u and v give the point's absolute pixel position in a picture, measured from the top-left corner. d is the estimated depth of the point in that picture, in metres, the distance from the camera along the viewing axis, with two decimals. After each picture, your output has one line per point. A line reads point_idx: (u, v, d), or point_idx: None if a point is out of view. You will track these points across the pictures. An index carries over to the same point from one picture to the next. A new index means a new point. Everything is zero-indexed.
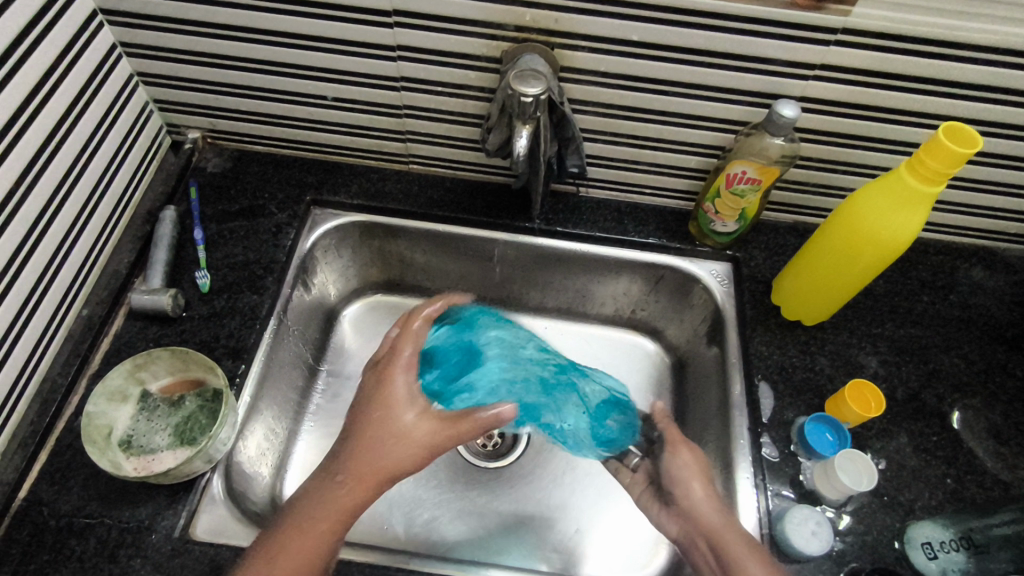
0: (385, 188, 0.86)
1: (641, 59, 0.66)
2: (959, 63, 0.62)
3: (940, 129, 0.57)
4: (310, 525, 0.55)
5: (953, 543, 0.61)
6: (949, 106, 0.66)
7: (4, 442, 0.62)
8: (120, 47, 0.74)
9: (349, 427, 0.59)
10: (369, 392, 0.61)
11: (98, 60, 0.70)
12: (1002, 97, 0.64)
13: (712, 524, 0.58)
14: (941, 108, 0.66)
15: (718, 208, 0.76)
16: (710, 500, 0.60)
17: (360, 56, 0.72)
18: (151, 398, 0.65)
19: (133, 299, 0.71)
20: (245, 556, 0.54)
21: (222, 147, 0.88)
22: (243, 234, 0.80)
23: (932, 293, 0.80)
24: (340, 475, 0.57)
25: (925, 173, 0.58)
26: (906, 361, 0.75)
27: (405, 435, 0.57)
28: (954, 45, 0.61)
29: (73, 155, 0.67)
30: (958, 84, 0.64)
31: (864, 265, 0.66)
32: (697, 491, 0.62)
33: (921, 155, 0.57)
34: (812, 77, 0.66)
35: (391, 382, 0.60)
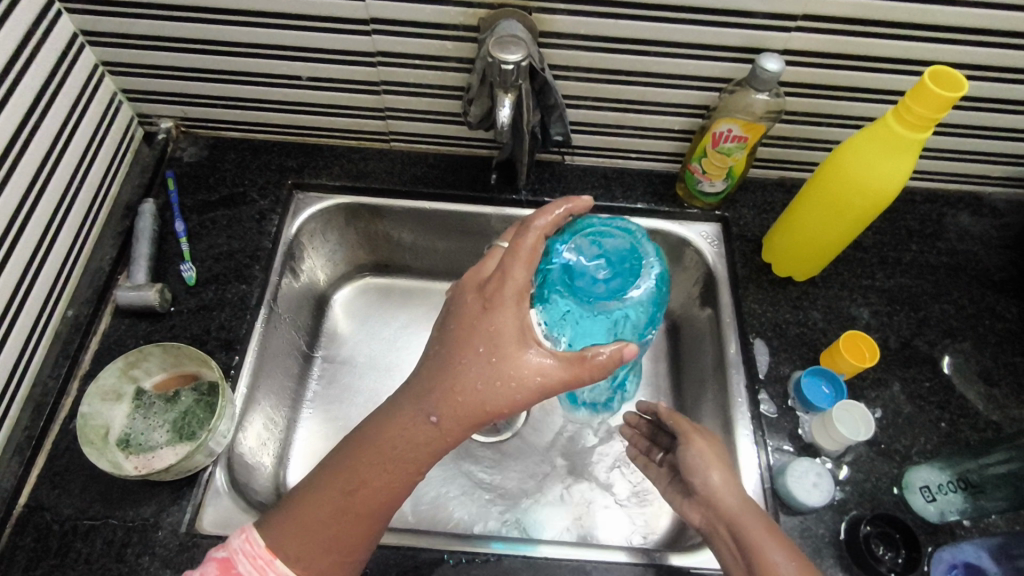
0: (368, 168, 0.85)
1: (622, 20, 0.65)
2: (942, 6, 0.61)
3: (927, 73, 0.56)
4: (396, 460, 0.55)
5: (952, 484, 0.62)
6: (933, 51, 0.65)
7: None
8: (82, 36, 0.71)
9: (443, 359, 0.56)
10: (471, 320, 0.56)
11: (60, 51, 0.67)
12: (985, 39, 0.64)
13: (732, 512, 0.55)
14: (925, 54, 0.66)
15: (705, 169, 0.75)
16: (728, 485, 0.57)
17: (333, 32, 0.70)
18: (146, 395, 0.65)
19: (119, 297, 0.70)
20: (317, 481, 0.55)
21: (197, 135, 0.85)
22: (226, 224, 0.79)
23: (920, 241, 0.81)
24: (434, 416, 0.55)
25: (912, 119, 0.57)
26: (897, 310, 0.76)
27: (528, 376, 0.54)
28: None
29: (43, 152, 0.65)
30: (941, 28, 0.63)
31: (852, 217, 0.66)
32: (715, 478, 0.58)
33: (908, 102, 0.57)
34: (795, 30, 0.65)
35: (500, 316, 0.55)
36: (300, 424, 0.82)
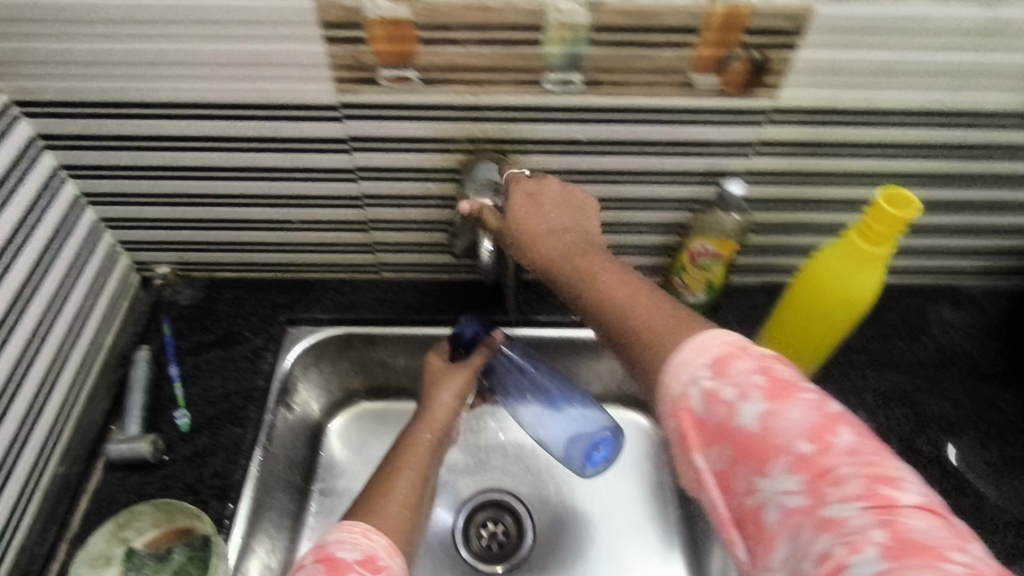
0: (360, 298, 0.84)
1: (594, 156, 0.66)
2: (887, 126, 0.64)
3: (879, 193, 0.58)
4: None
5: None
6: (887, 164, 0.68)
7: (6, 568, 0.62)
8: (64, 170, 0.70)
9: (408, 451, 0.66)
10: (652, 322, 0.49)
11: (37, 193, 0.66)
12: (927, 152, 0.67)
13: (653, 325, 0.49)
14: (886, 166, 0.68)
15: (686, 282, 0.76)
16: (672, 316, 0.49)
17: (323, 182, 0.71)
18: (137, 556, 0.62)
19: (110, 451, 0.69)
20: None
21: (193, 277, 0.85)
22: (220, 364, 0.78)
23: (906, 338, 0.82)
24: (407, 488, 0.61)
25: (874, 235, 0.59)
26: (895, 408, 0.76)
27: (448, 397, 0.72)
28: (876, 113, 0.63)
29: (15, 292, 0.63)
30: (890, 144, 0.66)
31: (838, 319, 0.66)
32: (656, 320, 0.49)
33: (873, 213, 0.58)
34: (754, 155, 0.66)
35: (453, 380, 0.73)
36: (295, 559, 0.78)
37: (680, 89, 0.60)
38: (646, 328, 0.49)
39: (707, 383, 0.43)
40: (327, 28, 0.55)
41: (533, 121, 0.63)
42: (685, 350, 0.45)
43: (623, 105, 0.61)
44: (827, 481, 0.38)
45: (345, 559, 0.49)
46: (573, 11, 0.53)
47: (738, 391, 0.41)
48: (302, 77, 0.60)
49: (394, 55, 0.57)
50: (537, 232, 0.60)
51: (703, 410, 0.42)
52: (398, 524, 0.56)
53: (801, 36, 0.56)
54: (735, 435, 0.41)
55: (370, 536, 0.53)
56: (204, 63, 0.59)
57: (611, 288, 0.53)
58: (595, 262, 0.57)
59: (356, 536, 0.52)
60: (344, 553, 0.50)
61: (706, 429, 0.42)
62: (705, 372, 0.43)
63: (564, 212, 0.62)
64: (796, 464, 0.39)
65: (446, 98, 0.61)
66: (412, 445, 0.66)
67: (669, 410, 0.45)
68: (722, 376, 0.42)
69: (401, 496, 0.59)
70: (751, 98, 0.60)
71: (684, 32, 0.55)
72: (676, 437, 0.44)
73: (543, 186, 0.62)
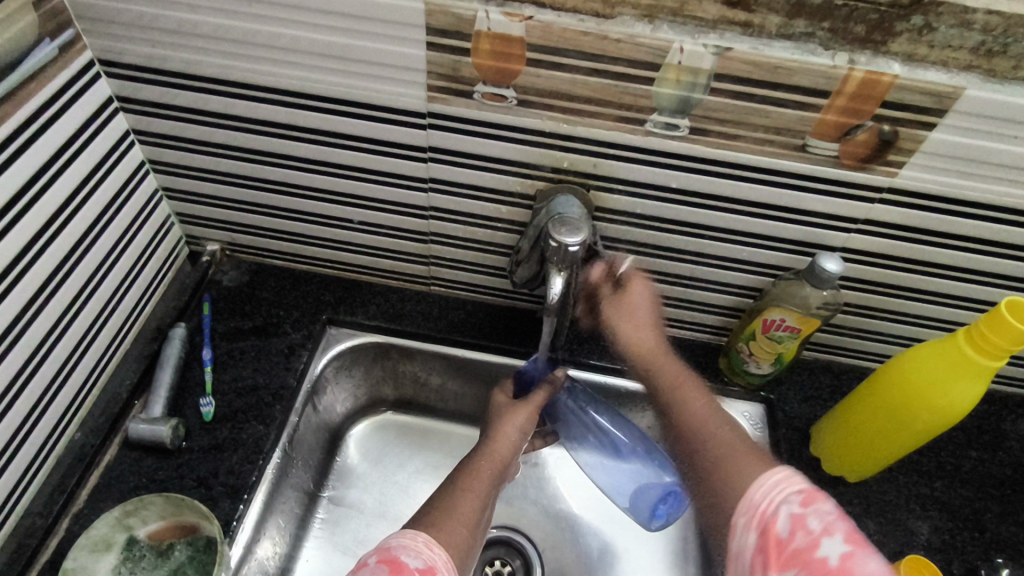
0: (405, 308, 0.81)
1: (683, 206, 0.62)
2: (1011, 226, 0.57)
3: (1001, 304, 0.54)
4: None
5: None
6: (1001, 266, 0.61)
7: (4, 535, 0.59)
8: (134, 134, 0.68)
9: (470, 479, 0.60)
10: (701, 420, 0.57)
11: (105, 153, 0.64)
12: None
13: (723, 440, 0.54)
14: (1001, 268, 0.61)
15: (753, 350, 0.70)
16: (723, 421, 0.57)
17: (391, 186, 0.68)
18: (138, 547, 0.60)
19: (130, 429, 0.66)
20: None
21: (240, 259, 0.83)
22: (254, 354, 0.75)
23: (981, 449, 0.74)
24: (473, 524, 0.56)
25: (986, 347, 0.54)
26: (961, 528, 0.68)
27: (512, 433, 0.67)
28: (1003, 211, 0.56)
29: (66, 249, 0.60)
30: (1010, 246, 0.59)
31: (918, 429, 0.61)
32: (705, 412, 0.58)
33: (989, 323, 0.54)
34: (854, 232, 0.60)
35: (519, 417, 0.68)
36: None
37: (793, 151, 0.55)
38: (721, 450, 0.54)
39: (795, 509, 0.45)
40: (432, 34, 0.52)
41: (624, 161, 0.59)
42: (763, 483, 0.48)
43: (726, 159, 0.57)
44: (811, 547, 0.43)
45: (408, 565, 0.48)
46: (696, 52, 0.50)
47: (823, 526, 0.43)
48: (396, 79, 0.57)
49: (492, 70, 0.54)
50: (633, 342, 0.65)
51: (786, 532, 0.44)
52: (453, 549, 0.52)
53: (942, 116, 0.50)
54: (814, 566, 0.42)
55: (432, 548, 0.51)
56: (298, 50, 0.57)
57: (695, 424, 0.57)
58: (669, 363, 0.64)
59: (415, 554, 0.49)
60: (408, 558, 0.49)
61: (784, 555, 0.43)
62: (796, 499, 0.46)
63: (650, 316, 0.67)
64: (790, 559, 0.43)
65: (539, 123, 0.57)
66: (473, 469, 0.62)
67: (748, 522, 0.47)
68: (809, 507, 0.45)
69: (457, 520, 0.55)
70: (867, 174, 0.55)
71: (812, 93, 0.50)
72: (752, 552, 0.45)
73: (632, 295, 0.66)
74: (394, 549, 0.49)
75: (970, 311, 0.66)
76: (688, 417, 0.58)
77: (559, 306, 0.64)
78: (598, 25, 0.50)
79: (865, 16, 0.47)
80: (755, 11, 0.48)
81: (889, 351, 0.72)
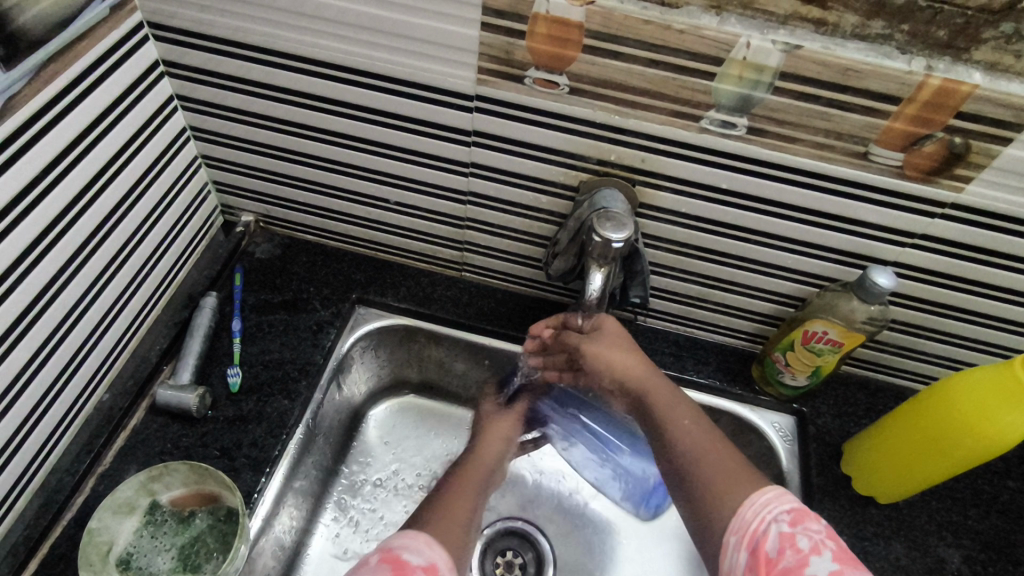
0: (435, 293, 0.80)
1: (732, 209, 0.60)
2: None
3: None
4: None
5: None
6: None
7: (31, 490, 0.60)
8: (178, 100, 0.67)
9: (455, 480, 0.63)
10: (689, 437, 0.57)
11: (149, 117, 0.63)
12: None
13: (718, 457, 0.54)
14: None
15: (789, 360, 0.68)
16: (709, 433, 0.57)
17: (431, 168, 0.66)
18: (160, 511, 0.60)
19: (157, 395, 0.66)
20: None
21: (274, 231, 0.83)
22: (282, 329, 0.75)
23: (1019, 480, 0.71)
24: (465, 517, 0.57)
25: None
26: (993, 560, 0.65)
27: (496, 437, 0.71)
28: None
29: (107, 210, 0.60)
30: None
31: (957, 459, 0.58)
32: (691, 428, 0.57)
33: None
34: (909, 246, 0.58)
35: (497, 426, 0.72)
36: (307, 550, 0.71)
37: (854, 159, 0.53)
38: (720, 469, 0.53)
39: (785, 528, 0.47)
40: (488, 14, 0.51)
41: (675, 157, 0.57)
42: (755, 503, 0.49)
43: (781, 163, 0.54)
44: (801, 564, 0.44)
45: (410, 564, 0.47)
46: (763, 49, 0.47)
47: (812, 545, 0.45)
48: (446, 58, 0.56)
49: (546, 55, 0.52)
50: (616, 372, 0.63)
51: (775, 550, 0.46)
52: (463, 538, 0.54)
53: (1019, 131, 0.48)
54: None
55: (433, 545, 0.50)
56: (349, 23, 0.56)
57: (690, 450, 0.56)
58: (659, 382, 0.62)
59: (404, 538, 0.50)
60: (410, 556, 0.48)
61: (773, 571, 0.45)
62: (787, 518, 0.47)
63: (629, 339, 0.65)
64: None
65: (590, 113, 0.55)
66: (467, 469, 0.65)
67: (740, 542, 0.48)
68: (799, 526, 0.46)
69: (458, 510, 0.57)
70: (931, 187, 0.53)
71: (883, 98, 0.48)
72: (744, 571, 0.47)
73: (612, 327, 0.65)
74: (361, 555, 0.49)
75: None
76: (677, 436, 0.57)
77: (598, 301, 0.62)
78: (662, 14, 0.48)
79: (949, 20, 0.44)
80: (830, 9, 0.45)
81: (931, 372, 0.70)
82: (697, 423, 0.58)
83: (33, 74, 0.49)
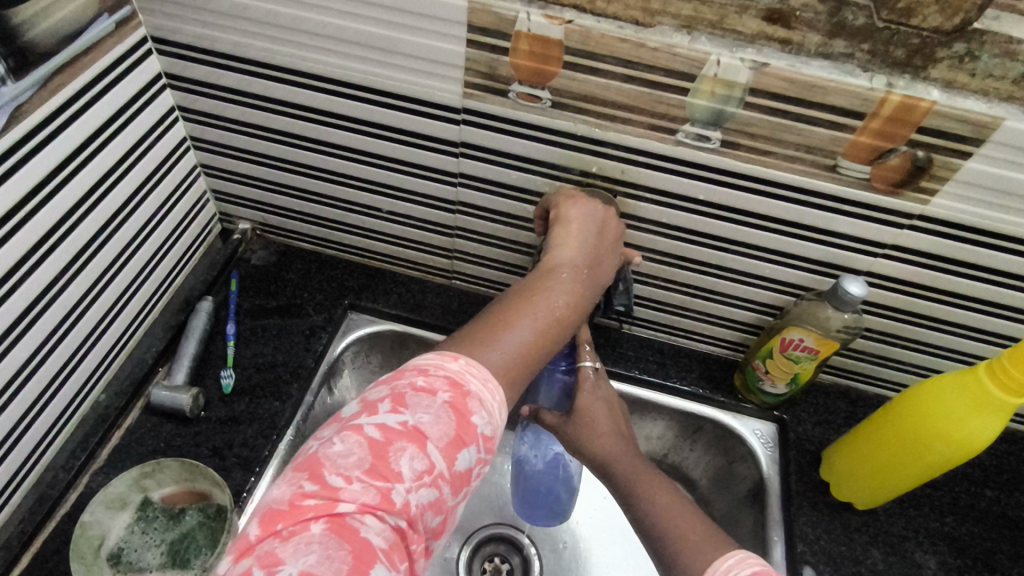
0: (426, 301, 0.82)
1: (710, 219, 0.62)
2: None
3: None
4: None
5: None
6: None
7: (27, 485, 0.62)
8: (179, 111, 0.70)
9: (529, 298, 0.51)
10: (657, 507, 0.51)
11: (150, 126, 0.66)
12: None
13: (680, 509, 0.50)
14: None
15: (769, 368, 0.69)
16: (677, 501, 0.51)
17: (422, 178, 0.69)
18: (152, 508, 0.62)
19: (152, 395, 0.68)
20: None
21: (270, 239, 0.85)
22: (275, 333, 0.77)
23: (996, 488, 0.72)
24: (514, 348, 0.46)
25: (1009, 383, 0.54)
26: (969, 566, 0.67)
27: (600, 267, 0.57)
28: None
29: (109, 215, 0.63)
30: None
31: (929, 463, 0.60)
32: (659, 497, 0.51)
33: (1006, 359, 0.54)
34: (880, 256, 0.60)
35: (599, 254, 0.58)
36: None
37: (824, 172, 0.55)
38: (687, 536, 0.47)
39: None
40: (473, 32, 0.54)
41: (653, 169, 0.59)
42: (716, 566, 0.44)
43: (753, 175, 0.57)
44: None
45: (477, 430, 0.40)
46: (733, 66, 0.50)
47: None
48: (434, 73, 0.58)
49: (528, 71, 0.55)
50: (589, 438, 0.57)
51: None
52: (522, 384, 0.46)
53: (979, 145, 0.50)
54: None
55: (501, 407, 0.43)
56: (342, 38, 0.58)
57: (662, 521, 0.49)
58: (618, 446, 0.56)
59: (482, 386, 0.42)
60: (479, 420, 0.40)
61: None
62: None
63: (615, 404, 0.60)
64: None
65: (571, 126, 0.58)
66: (568, 284, 0.53)
67: None
68: None
69: (536, 342, 0.48)
70: (899, 199, 0.55)
71: (847, 113, 0.50)
72: None
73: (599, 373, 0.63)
74: (426, 376, 0.41)
75: (996, 346, 0.65)
76: (646, 508, 0.51)
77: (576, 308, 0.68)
78: (637, 32, 0.50)
79: (906, 40, 0.47)
80: (795, 28, 0.48)
81: (908, 381, 0.72)
82: (670, 493, 0.52)
83: (42, 84, 0.52)
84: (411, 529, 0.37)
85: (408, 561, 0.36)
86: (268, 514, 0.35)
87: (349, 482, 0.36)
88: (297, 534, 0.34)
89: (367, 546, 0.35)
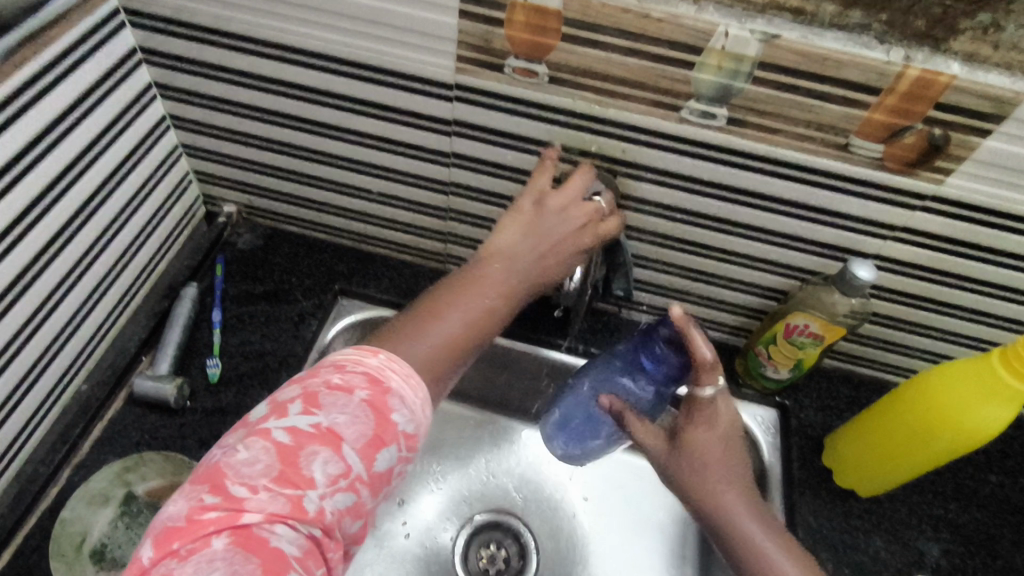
0: (419, 286, 0.79)
1: (714, 200, 0.59)
2: None
3: None
4: None
5: None
6: None
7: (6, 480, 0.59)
8: (157, 88, 0.67)
9: (458, 287, 0.48)
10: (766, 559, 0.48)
11: (126, 104, 0.63)
12: None
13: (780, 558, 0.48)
14: None
15: (771, 354, 0.68)
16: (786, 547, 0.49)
17: (413, 158, 0.66)
18: (135, 503, 0.59)
19: (135, 385, 0.66)
20: None
21: (257, 223, 0.82)
22: (262, 320, 0.74)
23: (1000, 474, 0.71)
24: (434, 344, 0.45)
25: (1020, 369, 0.53)
26: (972, 553, 0.66)
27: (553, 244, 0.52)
28: None
29: (84, 198, 0.60)
30: None
31: (936, 450, 0.58)
32: (769, 543, 0.49)
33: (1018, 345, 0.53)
34: (890, 239, 0.58)
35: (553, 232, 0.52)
36: None
37: (834, 150, 0.52)
38: None
39: None
40: (466, 2, 0.50)
41: (655, 148, 0.56)
42: None
43: (760, 154, 0.54)
44: None
45: (395, 428, 0.39)
46: (741, 38, 0.47)
47: None
48: (425, 46, 0.55)
49: (525, 44, 0.52)
50: (694, 462, 0.50)
51: None
52: (446, 377, 0.45)
53: (999, 122, 0.47)
54: None
55: (423, 400, 0.42)
56: (326, 10, 0.55)
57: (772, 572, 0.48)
58: (723, 476, 0.50)
59: (402, 382, 0.41)
60: (398, 418, 0.40)
61: None
62: None
63: (722, 426, 0.51)
64: None
65: (570, 103, 0.55)
66: (503, 274, 0.50)
67: None
68: None
69: (462, 332, 0.47)
70: (912, 178, 0.53)
71: (862, 88, 0.48)
72: None
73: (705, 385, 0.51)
74: (342, 373, 0.40)
75: (1006, 330, 0.63)
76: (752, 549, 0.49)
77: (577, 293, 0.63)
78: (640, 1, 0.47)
79: (927, 9, 0.44)
80: None
81: (913, 365, 0.70)
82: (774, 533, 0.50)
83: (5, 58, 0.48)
84: (325, 537, 0.37)
85: (324, 567, 0.36)
86: (164, 532, 0.35)
87: (254, 493, 0.36)
88: (195, 552, 0.34)
89: (278, 557, 0.35)
